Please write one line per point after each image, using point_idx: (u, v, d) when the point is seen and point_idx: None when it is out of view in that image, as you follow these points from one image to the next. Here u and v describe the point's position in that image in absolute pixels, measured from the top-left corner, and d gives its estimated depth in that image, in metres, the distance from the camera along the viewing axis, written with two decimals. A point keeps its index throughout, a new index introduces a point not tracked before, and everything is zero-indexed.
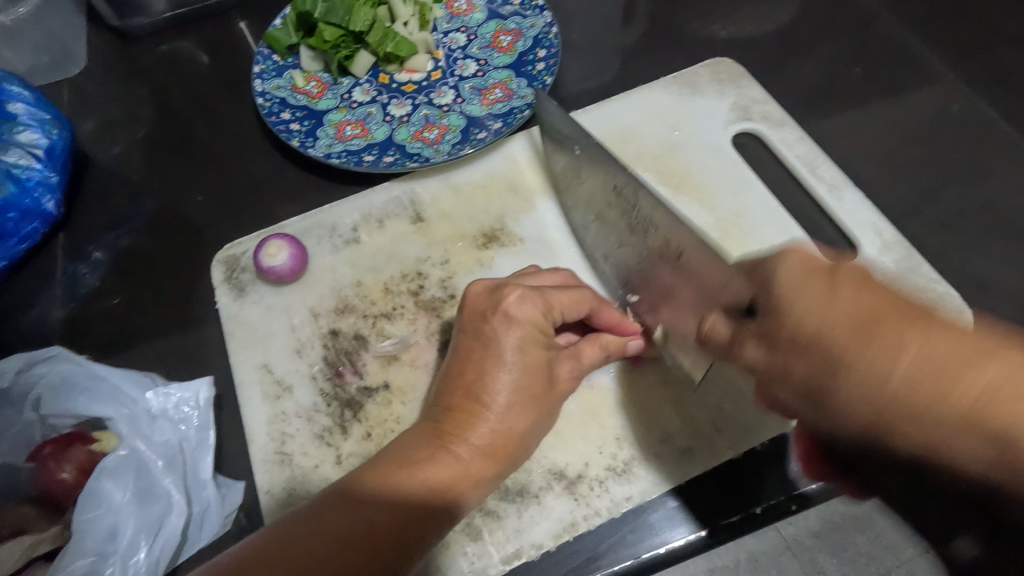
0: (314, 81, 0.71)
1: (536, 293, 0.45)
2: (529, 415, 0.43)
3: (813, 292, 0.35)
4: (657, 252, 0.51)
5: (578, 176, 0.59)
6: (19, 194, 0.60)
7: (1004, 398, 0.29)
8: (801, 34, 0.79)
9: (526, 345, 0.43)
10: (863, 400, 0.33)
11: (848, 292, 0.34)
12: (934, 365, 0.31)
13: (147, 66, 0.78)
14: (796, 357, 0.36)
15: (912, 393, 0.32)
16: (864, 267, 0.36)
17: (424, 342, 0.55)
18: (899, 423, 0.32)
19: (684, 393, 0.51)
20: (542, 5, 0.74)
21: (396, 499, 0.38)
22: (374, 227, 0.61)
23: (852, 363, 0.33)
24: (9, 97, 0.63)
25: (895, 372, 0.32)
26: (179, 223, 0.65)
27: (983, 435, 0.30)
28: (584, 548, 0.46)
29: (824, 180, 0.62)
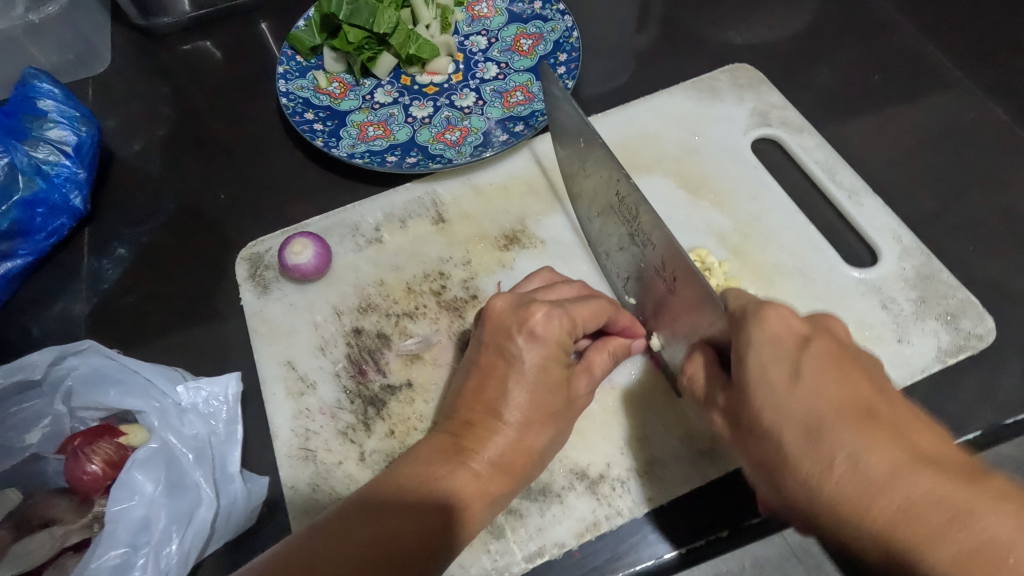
0: (336, 82, 0.71)
1: (564, 311, 0.45)
2: (552, 425, 0.44)
3: (778, 375, 0.35)
4: (653, 267, 0.50)
5: (583, 169, 0.58)
6: (48, 190, 0.61)
7: (921, 520, 0.29)
8: (817, 41, 0.80)
9: (547, 355, 0.44)
10: (805, 492, 0.33)
11: (802, 387, 0.34)
12: (865, 475, 0.31)
13: (169, 65, 0.79)
14: (753, 439, 0.37)
15: (843, 501, 0.31)
16: (836, 347, 0.36)
17: (446, 342, 0.56)
18: (823, 524, 0.33)
19: None
20: (562, 10, 0.74)
21: (418, 514, 0.38)
22: (396, 227, 0.62)
23: (796, 460, 0.34)
24: (39, 94, 0.63)
25: (830, 479, 0.32)
26: (202, 220, 0.66)
27: (899, 567, 0.30)
28: (606, 548, 0.47)
29: (843, 186, 0.62)
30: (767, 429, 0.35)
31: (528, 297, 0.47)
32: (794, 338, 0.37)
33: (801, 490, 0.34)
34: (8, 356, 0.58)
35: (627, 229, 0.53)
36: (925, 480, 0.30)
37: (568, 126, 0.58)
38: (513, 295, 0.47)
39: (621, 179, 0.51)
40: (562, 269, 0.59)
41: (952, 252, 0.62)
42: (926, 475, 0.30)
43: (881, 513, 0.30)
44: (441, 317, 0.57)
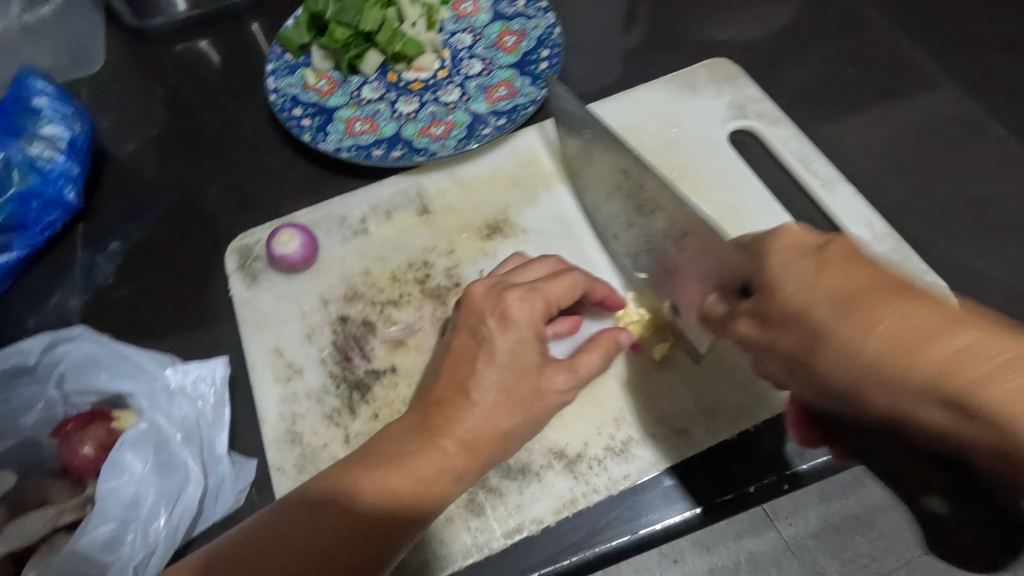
0: (324, 79, 0.73)
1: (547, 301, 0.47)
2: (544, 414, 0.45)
3: (802, 269, 0.39)
4: (661, 236, 0.54)
5: (589, 155, 0.61)
6: (42, 184, 0.62)
7: (968, 364, 0.31)
8: (796, 36, 0.82)
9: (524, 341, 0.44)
10: (845, 357, 0.36)
11: (826, 274, 0.38)
12: (908, 335, 0.33)
13: (162, 65, 0.81)
14: (787, 333, 0.39)
15: (891, 358, 0.34)
16: (852, 245, 0.39)
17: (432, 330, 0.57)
18: (872, 386, 0.35)
19: (680, 376, 0.53)
20: (545, 8, 0.76)
21: (386, 492, 0.40)
22: (382, 218, 0.64)
23: (828, 330, 0.36)
24: (33, 92, 0.64)
25: (875, 338, 0.34)
26: (193, 214, 0.68)
27: (942, 397, 0.32)
28: (585, 524, 0.48)
29: (817, 175, 0.64)
30: (795, 316, 0.38)
31: (504, 283, 0.48)
32: (813, 241, 0.40)
33: (842, 358, 0.36)
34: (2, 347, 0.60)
35: (635, 208, 0.55)
36: (962, 340, 0.31)
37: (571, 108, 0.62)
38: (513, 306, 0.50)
39: (626, 155, 0.54)
40: None
41: (922, 238, 0.63)
42: (967, 329, 0.32)
43: (921, 366, 0.32)
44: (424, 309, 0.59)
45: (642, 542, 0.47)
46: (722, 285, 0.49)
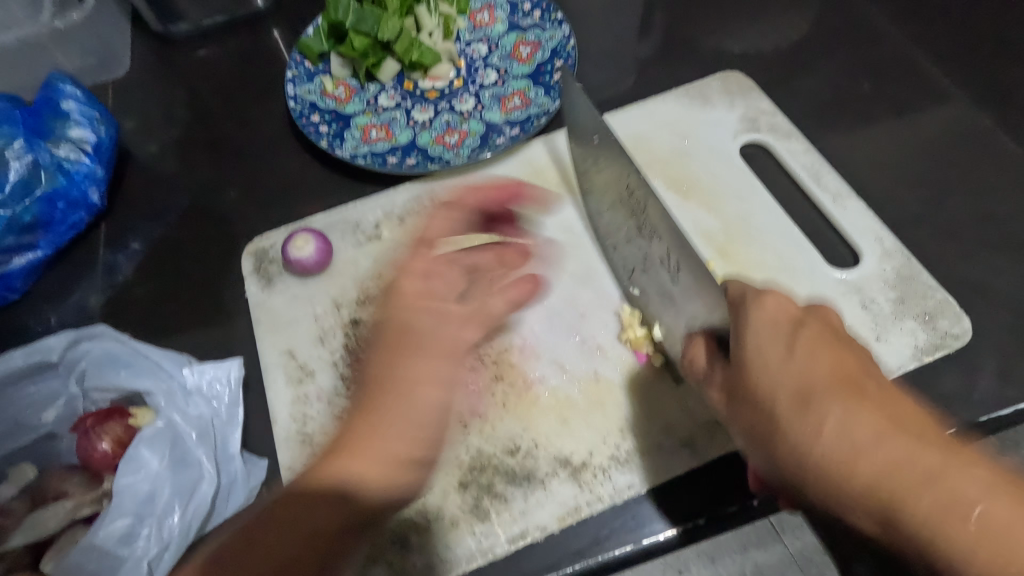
0: (342, 86, 0.74)
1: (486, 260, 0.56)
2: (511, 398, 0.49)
3: (774, 350, 0.40)
4: (658, 259, 0.53)
5: (595, 164, 0.61)
6: (69, 186, 0.64)
7: (902, 473, 0.35)
8: (811, 49, 0.82)
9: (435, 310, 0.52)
10: (796, 456, 0.38)
11: (798, 358, 0.39)
12: (851, 442, 0.36)
13: (184, 69, 0.83)
14: (748, 410, 0.41)
15: (831, 464, 0.37)
16: (823, 326, 0.41)
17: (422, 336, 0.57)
18: (813, 475, 0.38)
19: (682, 389, 0.53)
20: (560, 18, 0.77)
21: (326, 499, 0.41)
22: (395, 225, 0.65)
23: (787, 426, 0.38)
24: (62, 96, 0.66)
25: (823, 441, 0.37)
26: (211, 216, 0.69)
27: (870, 506, 0.36)
28: (588, 532, 0.48)
29: (828, 190, 0.64)
30: (758, 399, 0.40)
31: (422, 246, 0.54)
32: (789, 320, 0.41)
33: (794, 456, 0.38)
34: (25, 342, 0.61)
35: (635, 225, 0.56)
36: (903, 447, 0.35)
37: (585, 118, 0.60)
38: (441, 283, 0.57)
39: (631, 174, 0.54)
40: (553, 267, 0.61)
41: (936, 254, 0.63)
42: (906, 438, 0.35)
43: (864, 477, 0.36)
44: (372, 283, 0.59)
45: (646, 551, 0.48)
46: (708, 329, 0.48)
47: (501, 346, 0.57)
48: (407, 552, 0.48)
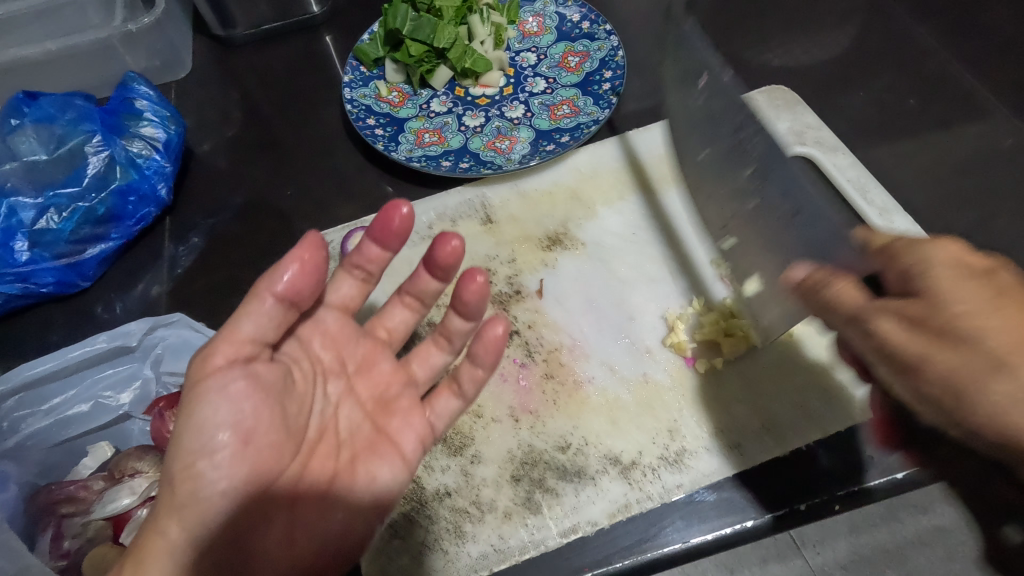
0: (396, 91, 0.77)
1: (267, 284, 0.42)
2: (270, 433, 0.41)
3: (967, 292, 0.41)
4: (761, 209, 0.53)
5: (691, 112, 0.60)
6: (140, 180, 0.67)
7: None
8: (855, 63, 0.83)
9: (232, 328, 0.41)
10: None
11: (1008, 317, 0.41)
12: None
13: (243, 72, 0.87)
14: (956, 351, 0.41)
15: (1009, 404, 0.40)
16: (992, 267, 0.43)
17: (447, 386, 0.51)
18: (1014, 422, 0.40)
19: (738, 384, 0.55)
20: (609, 30, 0.79)
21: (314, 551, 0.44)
22: (448, 226, 0.67)
23: (993, 377, 0.40)
24: (136, 95, 0.70)
25: None
26: (270, 212, 0.72)
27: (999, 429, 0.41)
28: (636, 529, 0.49)
29: (874, 205, 0.65)
30: (968, 352, 0.41)
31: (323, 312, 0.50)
32: (972, 263, 0.42)
33: (999, 399, 0.40)
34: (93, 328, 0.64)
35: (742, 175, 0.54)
36: None
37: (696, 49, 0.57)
38: (341, 313, 0.51)
39: (744, 121, 0.53)
40: (602, 272, 0.63)
41: None
42: None
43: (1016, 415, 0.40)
44: (401, 312, 0.55)
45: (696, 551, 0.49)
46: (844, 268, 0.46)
47: (552, 346, 0.59)
48: (462, 541, 0.49)
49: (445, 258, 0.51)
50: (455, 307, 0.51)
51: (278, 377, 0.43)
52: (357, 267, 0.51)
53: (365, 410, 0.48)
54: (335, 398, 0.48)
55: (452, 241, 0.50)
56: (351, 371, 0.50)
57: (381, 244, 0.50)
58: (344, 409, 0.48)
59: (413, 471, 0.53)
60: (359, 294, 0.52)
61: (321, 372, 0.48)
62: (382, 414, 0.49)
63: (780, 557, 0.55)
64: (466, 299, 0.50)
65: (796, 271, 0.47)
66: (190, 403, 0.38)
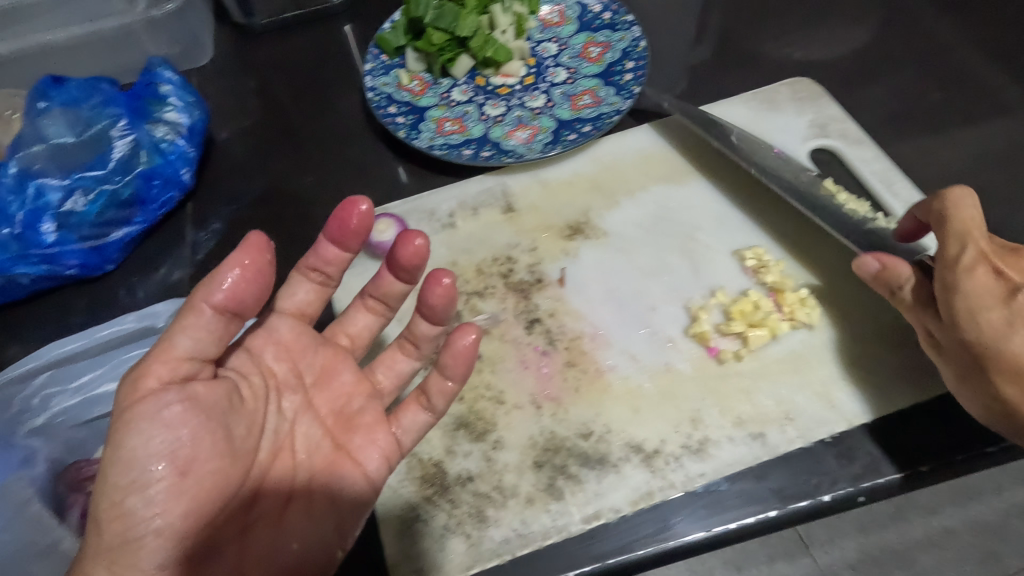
0: (416, 80, 0.77)
1: (204, 295, 0.39)
2: (211, 461, 0.40)
3: (995, 313, 0.46)
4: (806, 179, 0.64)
5: (732, 105, 0.73)
6: (164, 164, 0.67)
7: None
8: (880, 57, 0.82)
9: (168, 346, 0.39)
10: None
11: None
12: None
13: (263, 61, 0.87)
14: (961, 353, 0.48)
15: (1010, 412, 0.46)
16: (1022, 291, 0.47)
17: (415, 400, 0.49)
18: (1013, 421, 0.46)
19: (777, 366, 0.56)
20: (631, 21, 0.79)
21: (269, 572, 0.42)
22: (469, 214, 0.67)
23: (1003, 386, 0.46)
24: (161, 80, 0.70)
25: None
26: (291, 199, 0.73)
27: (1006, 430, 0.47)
28: (659, 517, 0.49)
29: (899, 197, 0.65)
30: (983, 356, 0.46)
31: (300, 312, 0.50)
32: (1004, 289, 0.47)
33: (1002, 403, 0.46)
34: (102, 317, 0.65)
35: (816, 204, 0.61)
36: None
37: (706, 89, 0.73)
38: (296, 320, 0.50)
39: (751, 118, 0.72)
40: (622, 261, 0.63)
41: None
42: None
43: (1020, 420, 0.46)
44: (363, 317, 0.54)
45: (667, 554, 0.48)
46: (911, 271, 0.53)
47: (573, 334, 0.59)
48: (485, 526, 0.50)
49: (407, 260, 0.50)
50: (423, 311, 0.50)
51: (222, 396, 0.41)
52: (313, 271, 0.50)
53: (324, 426, 0.47)
54: (289, 413, 0.47)
55: (415, 239, 0.49)
56: (309, 383, 0.49)
57: (339, 244, 0.50)
58: (300, 424, 0.47)
59: (435, 455, 0.53)
60: (316, 298, 0.51)
61: (274, 386, 0.47)
62: (344, 431, 0.48)
63: (789, 560, 0.99)
64: (433, 303, 0.49)
65: (870, 263, 0.54)
66: (118, 432, 0.37)
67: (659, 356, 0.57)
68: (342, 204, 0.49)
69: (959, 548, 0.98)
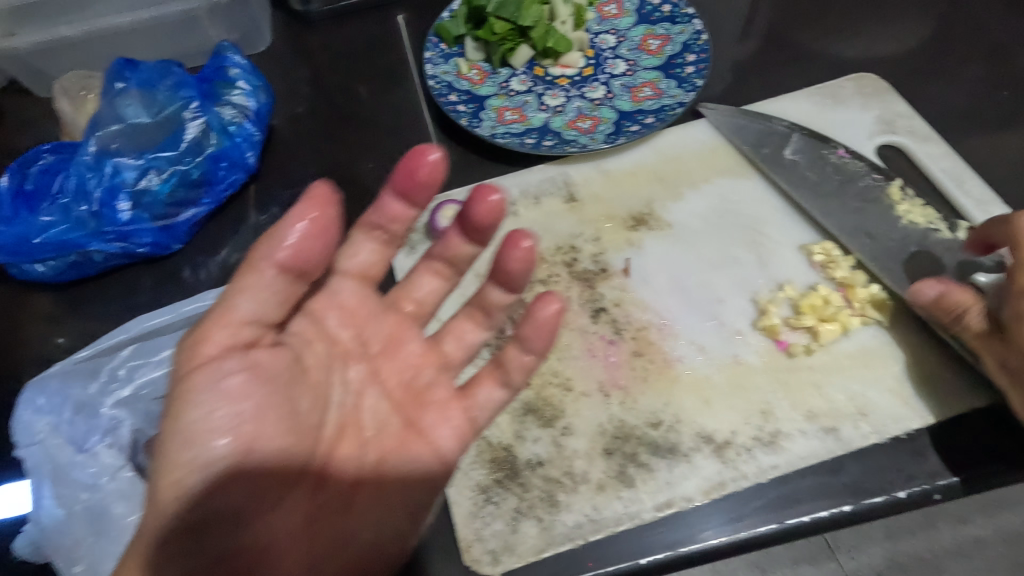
0: (475, 69, 0.78)
1: (266, 253, 0.39)
2: (276, 440, 0.39)
3: None
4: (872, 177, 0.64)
5: (795, 99, 0.73)
6: (231, 147, 0.68)
7: None
8: (942, 53, 0.81)
9: (228, 308, 0.38)
10: None
11: None
12: None
13: (319, 48, 0.88)
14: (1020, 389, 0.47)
15: None
16: None
17: (490, 374, 0.48)
18: None
19: (847, 361, 0.55)
20: (691, 14, 0.79)
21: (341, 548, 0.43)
22: (531, 203, 0.67)
23: None
24: (229, 64, 0.71)
25: None
26: (351, 185, 0.73)
27: None
28: (731, 507, 0.49)
29: (971, 195, 0.63)
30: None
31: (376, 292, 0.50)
32: None
33: None
34: (161, 297, 0.66)
35: (864, 229, 0.60)
36: None
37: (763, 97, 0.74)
38: (358, 283, 0.48)
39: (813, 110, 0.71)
40: (686, 253, 0.63)
41: None
42: None
43: None
44: (429, 282, 0.52)
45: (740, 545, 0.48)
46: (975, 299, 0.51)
47: (640, 324, 0.59)
48: (557, 511, 0.50)
49: (482, 218, 0.47)
50: (498, 276, 0.49)
51: (283, 367, 0.41)
52: (376, 229, 0.47)
53: (391, 402, 0.47)
54: (354, 386, 0.46)
55: (490, 197, 0.46)
56: (374, 353, 0.48)
57: (406, 200, 0.46)
58: (365, 399, 0.46)
59: (505, 439, 0.53)
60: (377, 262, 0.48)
61: (340, 353, 0.46)
62: (409, 411, 0.47)
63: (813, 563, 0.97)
64: (511, 267, 0.47)
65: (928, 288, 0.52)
66: (179, 403, 0.37)
67: (723, 348, 0.57)
68: (408, 153, 0.45)
69: (989, 559, 0.97)
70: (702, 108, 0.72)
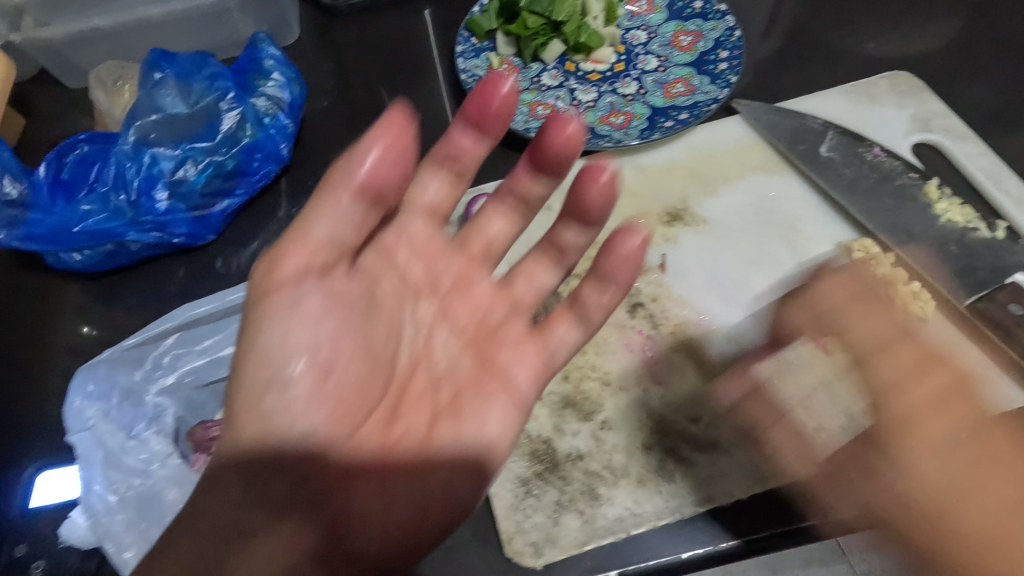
0: (506, 63, 0.78)
1: (345, 175, 0.40)
2: (350, 367, 0.40)
3: (921, 390, 0.45)
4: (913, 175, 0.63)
5: (830, 96, 0.73)
6: (265, 139, 0.68)
7: (954, 506, 0.41)
8: (975, 52, 0.81)
9: (305, 229, 0.39)
10: (947, 505, 0.41)
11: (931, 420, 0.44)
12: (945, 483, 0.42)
13: (347, 42, 0.88)
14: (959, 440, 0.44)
15: (928, 503, 0.42)
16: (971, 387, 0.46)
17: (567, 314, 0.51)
18: (945, 516, 0.41)
19: None
20: (723, 11, 0.79)
21: (416, 494, 0.40)
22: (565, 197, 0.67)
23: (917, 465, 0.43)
24: (264, 55, 0.71)
25: (932, 486, 0.42)
26: None
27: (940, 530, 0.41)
28: (772, 503, 0.49)
29: (1010, 194, 0.63)
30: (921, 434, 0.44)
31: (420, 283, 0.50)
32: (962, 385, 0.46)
33: (899, 481, 0.43)
34: (195, 288, 0.66)
35: (903, 227, 0.60)
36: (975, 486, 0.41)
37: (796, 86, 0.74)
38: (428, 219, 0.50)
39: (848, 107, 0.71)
40: (722, 249, 0.62)
41: None
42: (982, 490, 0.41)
43: (959, 520, 0.41)
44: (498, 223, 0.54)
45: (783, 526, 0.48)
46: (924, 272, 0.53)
47: (677, 320, 0.59)
48: (598, 504, 0.50)
49: (560, 147, 0.50)
50: (576, 209, 0.52)
51: (357, 293, 0.42)
52: (448, 161, 0.50)
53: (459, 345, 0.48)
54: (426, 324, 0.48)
55: (568, 125, 0.49)
56: (444, 291, 0.50)
57: (478, 131, 0.49)
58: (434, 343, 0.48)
59: (544, 433, 0.53)
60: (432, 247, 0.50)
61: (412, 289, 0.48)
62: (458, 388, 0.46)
63: None
64: (593, 195, 0.50)
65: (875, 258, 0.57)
66: (257, 319, 0.38)
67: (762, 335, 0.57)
68: (481, 81, 0.47)
69: None
70: (735, 105, 0.72)
